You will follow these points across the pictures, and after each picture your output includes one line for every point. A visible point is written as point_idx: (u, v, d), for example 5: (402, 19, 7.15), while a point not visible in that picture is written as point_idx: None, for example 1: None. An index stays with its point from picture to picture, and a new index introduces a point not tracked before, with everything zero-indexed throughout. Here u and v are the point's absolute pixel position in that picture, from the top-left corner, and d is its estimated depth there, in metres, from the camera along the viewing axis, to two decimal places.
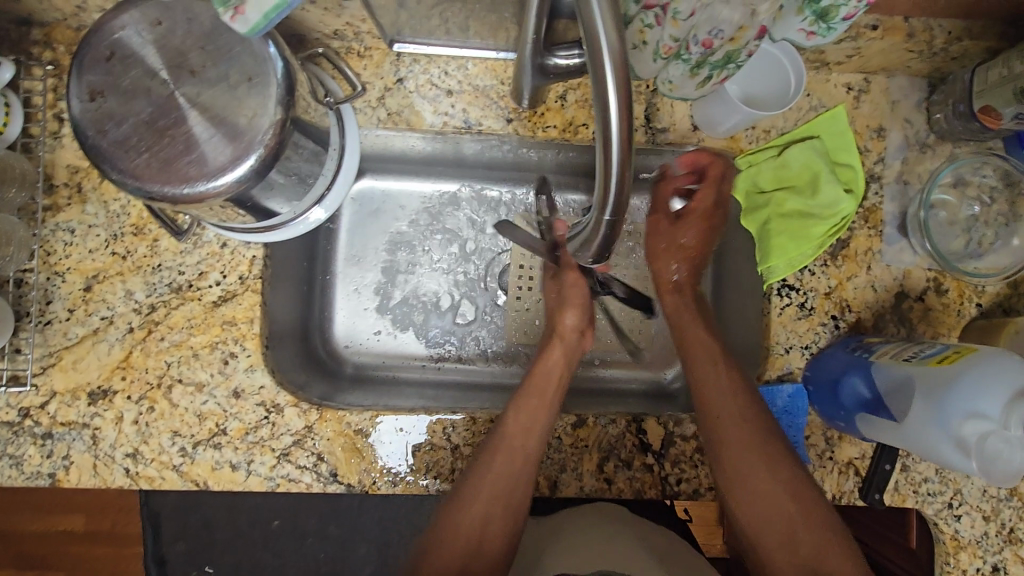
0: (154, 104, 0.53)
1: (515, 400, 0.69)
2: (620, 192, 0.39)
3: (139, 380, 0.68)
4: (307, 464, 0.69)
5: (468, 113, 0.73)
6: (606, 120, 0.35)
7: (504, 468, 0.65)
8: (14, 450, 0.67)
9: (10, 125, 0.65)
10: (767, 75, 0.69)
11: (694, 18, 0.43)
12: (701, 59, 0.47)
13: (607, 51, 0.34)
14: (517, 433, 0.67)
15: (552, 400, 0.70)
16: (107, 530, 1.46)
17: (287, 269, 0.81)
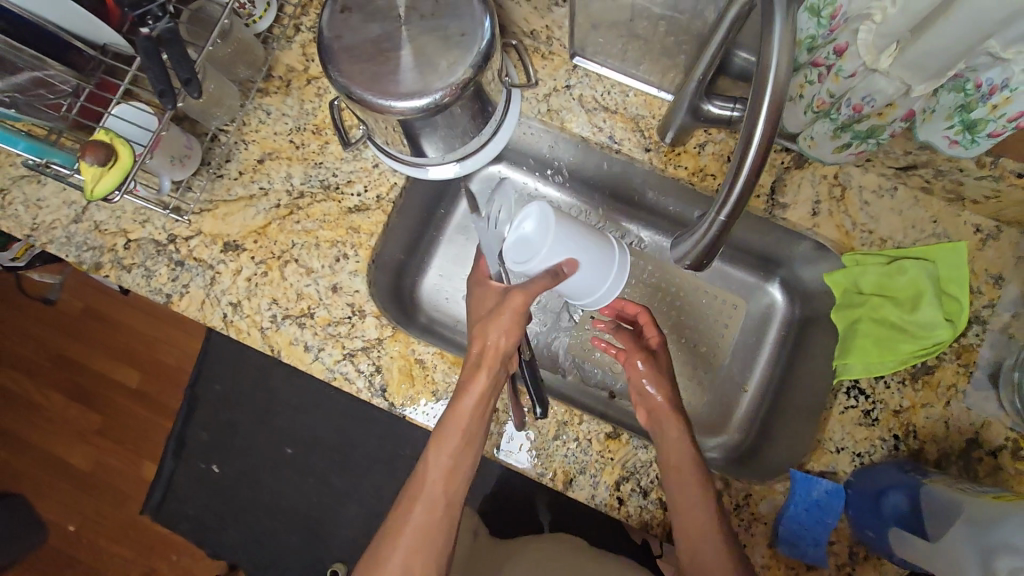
0: (384, 30, 0.65)
1: (434, 439, 0.69)
2: (740, 195, 0.47)
3: (266, 248, 0.79)
4: (364, 370, 0.76)
5: (615, 131, 0.81)
6: (753, 123, 0.44)
7: (422, 512, 0.68)
8: (150, 264, 0.78)
9: (264, 19, 0.81)
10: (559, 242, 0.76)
11: (854, 81, 0.60)
12: (846, 123, 0.65)
13: (772, 75, 0.43)
14: (435, 477, 0.69)
15: (473, 437, 0.69)
16: (150, 394, 1.67)
17: (414, 207, 0.91)
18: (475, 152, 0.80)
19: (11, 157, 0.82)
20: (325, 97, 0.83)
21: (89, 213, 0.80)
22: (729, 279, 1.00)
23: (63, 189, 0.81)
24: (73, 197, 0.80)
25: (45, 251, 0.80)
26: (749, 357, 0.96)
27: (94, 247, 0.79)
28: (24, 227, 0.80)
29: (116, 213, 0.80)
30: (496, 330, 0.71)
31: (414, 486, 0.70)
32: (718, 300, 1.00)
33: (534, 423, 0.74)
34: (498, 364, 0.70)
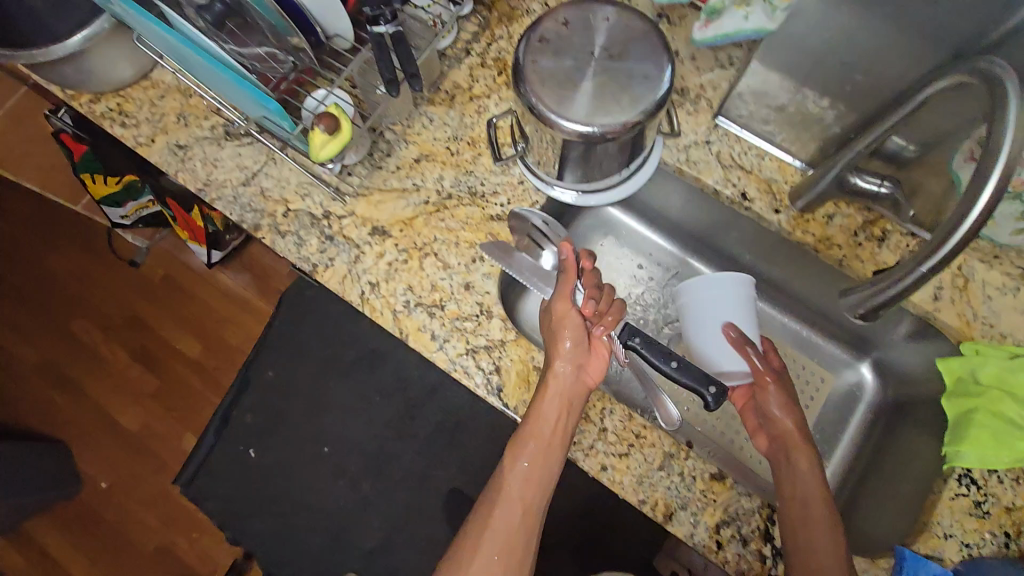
0: (576, 62, 0.72)
1: (512, 449, 0.74)
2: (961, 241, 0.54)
3: (410, 238, 0.84)
4: (484, 368, 0.79)
5: (748, 190, 0.84)
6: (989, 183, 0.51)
7: (500, 522, 0.70)
8: (303, 234, 0.85)
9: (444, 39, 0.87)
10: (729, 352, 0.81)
11: None
12: None
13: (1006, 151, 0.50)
14: (515, 486, 0.72)
15: (548, 452, 0.72)
16: (209, 369, 1.71)
17: None
18: (612, 185, 0.85)
19: (199, 119, 0.90)
20: (484, 114, 0.88)
21: (258, 179, 0.87)
22: (820, 353, 1.00)
23: (239, 155, 0.88)
24: (246, 163, 0.88)
25: (212, 206, 0.87)
26: (834, 435, 0.95)
27: (256, 210, 0.86)
28: (197, 182, 0.87)
29: (281, 183, 0.87)
30: (568, 354, 0.75)
31: (493, 492, 0.73)
32: (808, 372, 1.00)
33: (640, 449, 0.75)
34: (571, 376, 0.74)
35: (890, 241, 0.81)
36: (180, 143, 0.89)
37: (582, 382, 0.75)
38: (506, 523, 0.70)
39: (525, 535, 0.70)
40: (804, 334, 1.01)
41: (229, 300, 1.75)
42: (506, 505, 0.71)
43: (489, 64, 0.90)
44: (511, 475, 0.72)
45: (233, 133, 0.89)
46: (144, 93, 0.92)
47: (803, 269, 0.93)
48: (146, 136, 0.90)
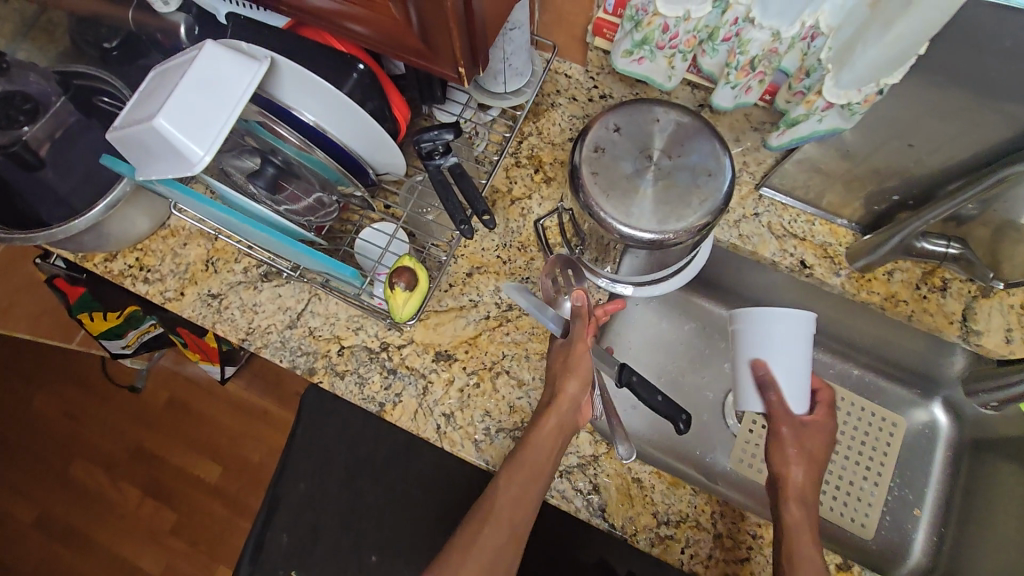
0: (635, 168, 0.70)
1: (505, 469, 0.68)
2: None
3: (477, 358, 0.80)
4: (582, 489, 0.74)
5: (805, 255, 0.85)
6: None
7: (491, 531, 0.66)
8: (363, 371, 0.80)
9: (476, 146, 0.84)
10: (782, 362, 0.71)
11: None
12: None
13: None
14: (505, 505, 0.67)
15: (542, 475, 0.69)
16: (232, 492, 1.62)
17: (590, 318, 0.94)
18: (665, 278, 0.85)
19: (229, 263, 0.85)
20: (528, 217, 0.86)
21: (304, 319, 0.82)
22: (886, 397, 1.01)
23: (278, 295, 0.84)
24: (288, 303, 0.83)
25: (260, 354, 0.81)
26: (918, 479, 0.96)
27: (308, 353, 0.81)
28: (239, 331, 0.82)
29: (329, 320, 0.82)
30: (575, 388, 0.71)
31: (485, 502, 0.68)
32: (874, 419, 1.00)
33: (760, 550, 0.72)
34: (567, 414, 0.71)
35: (951, 289, 0.82)
36: (212, 292, 0.84)
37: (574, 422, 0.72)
38: (487, 551, 0.65)
39: (515, 546, 0.67)
40: (869, 379, 1.02)
41: (246, 412, 1.67)
42: (494, 528, 0.66)
43: (523, 164, 0.88)
44: (503, 494, 0.67)
45: (269, 274, 0.84)
46: (163, 243, 0.87)
47: (863, 318, 0.93)
48: (174, 289, 0.84)
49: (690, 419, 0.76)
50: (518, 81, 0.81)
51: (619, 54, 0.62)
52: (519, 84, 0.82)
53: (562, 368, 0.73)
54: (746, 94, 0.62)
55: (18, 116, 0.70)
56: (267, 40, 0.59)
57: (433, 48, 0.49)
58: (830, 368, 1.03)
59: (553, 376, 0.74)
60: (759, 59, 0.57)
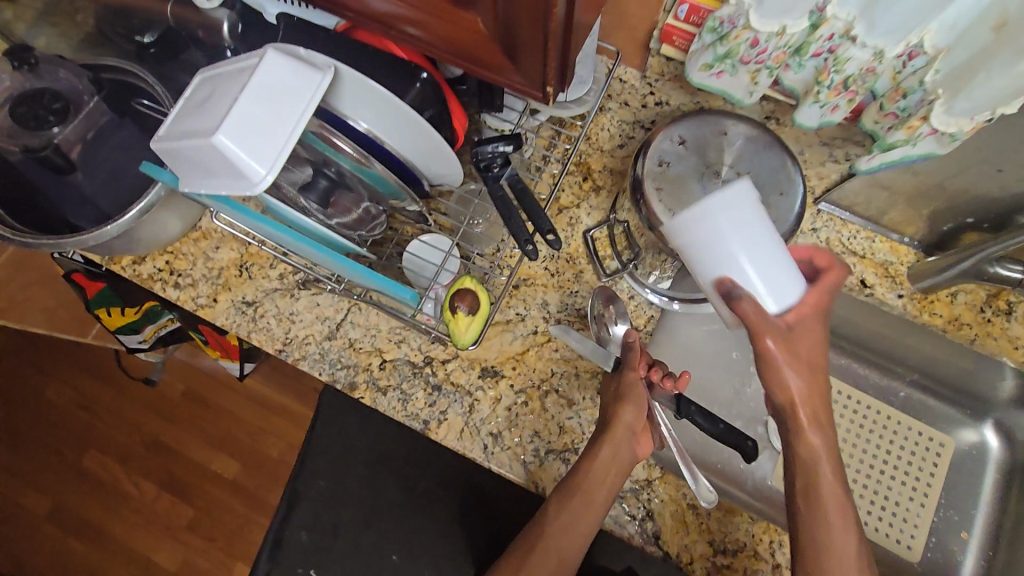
0: (704, 186, 0.66)
1: (557, 495, 0.67)
2: None
3: (525, 375, 0.77)
4: (635, 515, 0.72)
5: (865, 273, 0.82)
6: None
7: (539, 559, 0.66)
8: (407, 386, 0.77)
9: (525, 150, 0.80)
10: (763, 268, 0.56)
11: None
12: None
13: None
14: (558, 533, 0.65)
15: (596, 504, 0.66)
16: (249, 488, 1.60)
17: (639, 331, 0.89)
18: None
19: (264, 269, 0.82)
20: (578, 227, 0.83)
21: (344, 330, 0.79)
22: (935, 416, 1.00)
23: (317, 304, 0.80)
24: (327, 312, 0.80)
25: (297, 367, 0.78)
26: (964, 500, 0.95)
27: (348, 366, 0.78)
28: (276, 342, 0.79)
29: (371, 332, 0.79)
30: (631, 415, 0.68)
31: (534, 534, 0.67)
32: (923, 439, 0.98)
33: None
34: (622, 441, 0.68)
35: (1015, 313, 0.80)
36: (247, 299, 0.81)
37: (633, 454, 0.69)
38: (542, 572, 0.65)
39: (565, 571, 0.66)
40: (917, 397, 1.00)
41: (261, 407, 1.65)
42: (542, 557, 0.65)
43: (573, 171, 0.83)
44: (555, 523, 0.66)
45: (307, 282, 0.80)
46: (194, 246, 0.83)
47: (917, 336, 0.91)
48: (206, 295, 0.81)
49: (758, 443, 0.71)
50: (581, 89, 0.76)
51: (698, 67, 0.58)
52: (581, 91, 0.77)
53: (616, 396, 0.70)
54: (832, 114, 0.58)
55: (48, 116, 0.64)
56: (325, 44, 0.54)
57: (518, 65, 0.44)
58: (877, 384, 1.02)
59: (606, 404, 0.71)
60: (853, 77, 0.54)
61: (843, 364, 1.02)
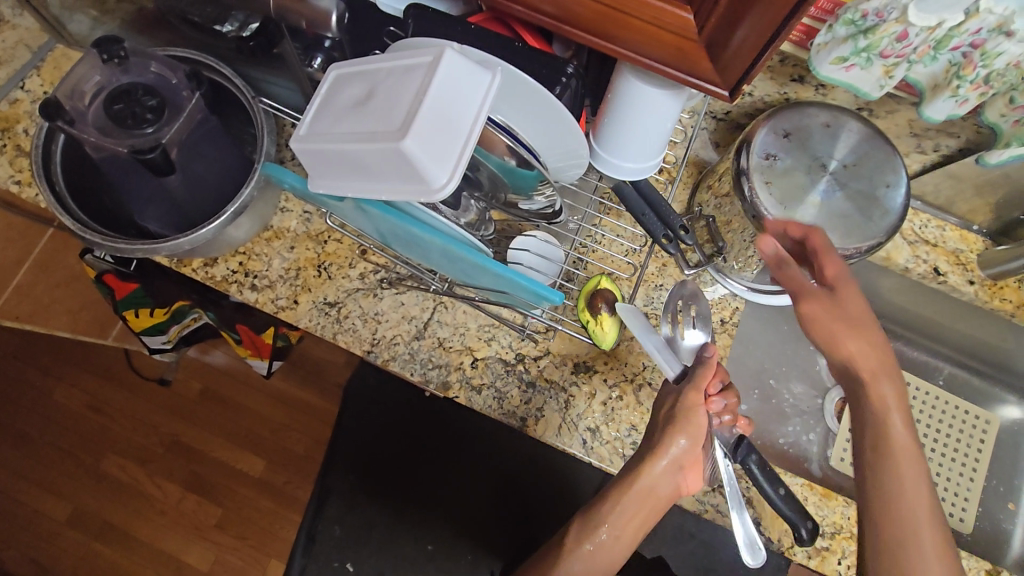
0: (812, 178, 0.67)
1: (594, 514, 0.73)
2: None
3: (618, 369, 0.77)
4: (736, 503, 0.73)
5: (938, 261, 0.84)
6: None
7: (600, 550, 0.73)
8: (501, 385, 0.76)
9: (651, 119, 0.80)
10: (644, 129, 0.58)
11: None
12: None
13: None
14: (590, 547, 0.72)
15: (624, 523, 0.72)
16: (279, 487, 1.57)
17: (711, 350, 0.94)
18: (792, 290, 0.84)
19: (344, 268, 0.79)
20: None
21: (432, 329, 0.77)
22: (980, 395, 1.04)
23: (401, 303, 0.78)
24: (412, 312, 0.78)
25: (387, 368, 0.76)
26: (1012, 475, 1.00)
27: (440, 366, 0.76)
28: (363, 343, 0.77)
29: (459, 330, 0.78)
30: (676, 450, 0.67)
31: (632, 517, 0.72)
32: (969, 417, 1.02)
33: None
34: (666, 477, 0.68)
35: None
36: (329, 300, 0.78)
37: (677, 486, 0.69)
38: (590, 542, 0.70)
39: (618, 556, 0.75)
40: (965, 378, 1.05)
41: (287, 403, 1.61)
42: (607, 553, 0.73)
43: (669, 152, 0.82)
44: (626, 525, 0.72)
45: (391, 281, 0.78)
46: (267, 246, 0.80)
47: (973, 320, 0.95)
48: (286, 297, 0.78)
49: (817, 526, 0.69)
50: None
51: (830, 60, 0.57)
52: None
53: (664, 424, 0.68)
54: (961, 107, 0.58)
55: (145, 113, 0.60)
56: (461, 38, 0.53)
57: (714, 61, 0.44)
58: (929, 366, 1.06)
59: (654, 429, 0.70)
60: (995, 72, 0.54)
61: (895, 348, 1.06)
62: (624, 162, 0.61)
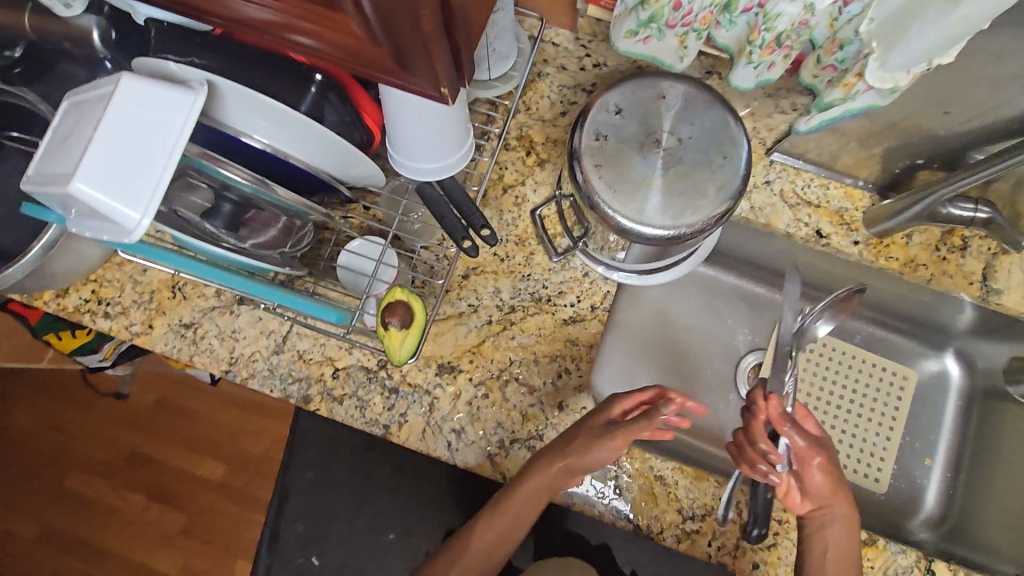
0: (645, 155, 0.63)
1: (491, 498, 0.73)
2: None
3: (483, 367, 0.75)
4: (605, 493, 0.72)
5: (821, 223, 0.80)
6: None
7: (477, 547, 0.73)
8: (363, 393, 0.74)
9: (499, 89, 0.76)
10: (421, 131, 0.54)
11: None
12: None
13: None
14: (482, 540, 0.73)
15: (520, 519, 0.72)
16: (238, 487, 1.60)
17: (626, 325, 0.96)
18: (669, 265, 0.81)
19: (198, 287, 0.77)
20: (523, 206, 0.79)
21: (291, 342, 0.76)
22: (898, 350, 1.01)
23: (259, 318, 0.76)
24: (270, 326, 0.76)
25: (248, 386, 0.75)
26: (929, 430, 0.97)
27: (300, 379, 0.75)
28: (222, 363, 0.75)
29: (318, 341, 0.76)
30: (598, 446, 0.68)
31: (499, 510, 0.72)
32: (886, 373, 1.00)
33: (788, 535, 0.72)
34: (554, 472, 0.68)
35: (970, 246, 0.79)
36: (184, 321, 0.76)
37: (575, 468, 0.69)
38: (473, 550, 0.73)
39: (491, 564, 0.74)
40: (885, 335, 1.01)
41: (238, 405, 1.62)
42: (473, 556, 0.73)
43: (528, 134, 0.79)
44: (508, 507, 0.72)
45: (246, 296, 0.76)
46: (119, 271, 0.78)
47: (878, 277, 0.90)
48: (141, 323, 0.76)
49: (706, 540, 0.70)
50: (504, 66, 0.74)
51: (623, 34, 0.55)
52: (505, 68, 0.75)
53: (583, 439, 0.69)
54: (768, 73, 0.56)
55: None
56: (204, 49, 0.49)
57: (403, 66, 0.39)
58: (845, 325, 1.02)
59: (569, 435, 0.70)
60: (787, 33, 0.52)
61: (810, 309, 1.02)
62: (421, 163, 0.57)
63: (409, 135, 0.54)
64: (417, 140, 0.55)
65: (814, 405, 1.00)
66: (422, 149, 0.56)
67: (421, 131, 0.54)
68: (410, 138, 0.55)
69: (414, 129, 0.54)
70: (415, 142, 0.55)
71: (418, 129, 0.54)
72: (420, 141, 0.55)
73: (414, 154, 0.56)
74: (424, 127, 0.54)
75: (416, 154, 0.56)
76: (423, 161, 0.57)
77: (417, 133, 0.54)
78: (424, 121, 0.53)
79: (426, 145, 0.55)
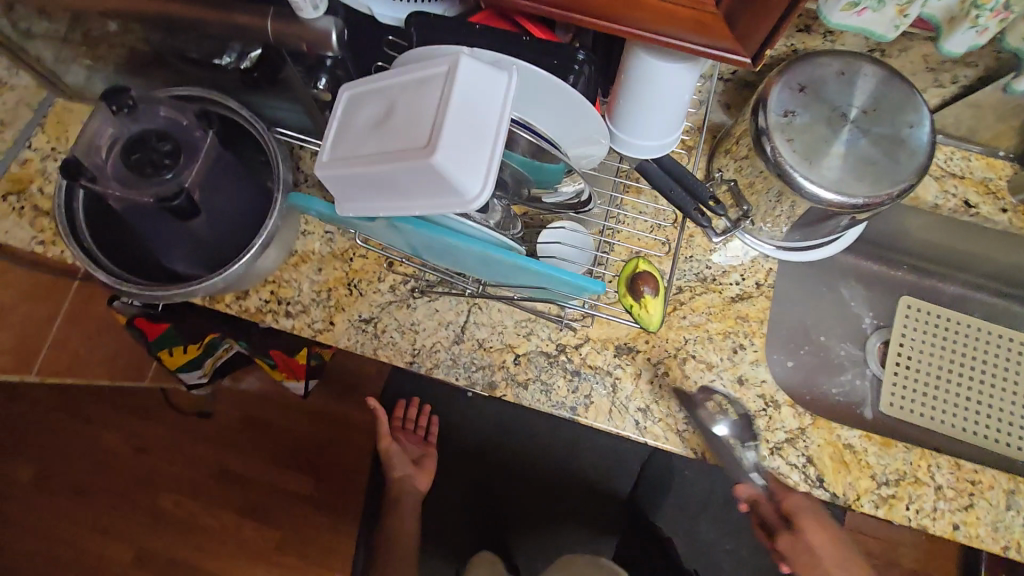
0: (834, 129, 0.66)
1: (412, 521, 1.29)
2: None
3: (660, 346, 0.77)
4: (796, 463, 0.73)
5: (967, 193, 0.83)
6: None
7: None
8: (547, 377, 0.76)
9: None
10: (654, 108, 0.57)
11: None
12: None
13: None
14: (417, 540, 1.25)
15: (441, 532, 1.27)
16: (329, 503, 1.59)
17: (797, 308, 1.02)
18: (818, 245, 0.82)
19: (374, 283, 0.79)
20: None
21: (470, 332, 0.78)
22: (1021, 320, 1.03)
23: (435, 310, 0.78)
24: (448, 317, 0.78)
25: (432, 376, 0.77)
26: None
27: (483, 367, 0.76)
28: (405, 355, 0.77)
29: (497, 329, 0.78)
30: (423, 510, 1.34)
31: None
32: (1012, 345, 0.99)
33: (982, 496, 0.73)
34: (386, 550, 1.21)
35: None
36: (364, 316, 0.78)
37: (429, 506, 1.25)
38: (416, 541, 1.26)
39: None
40: (1005, 306, 1.03)
41: (323, 420, 1.62)
42: None
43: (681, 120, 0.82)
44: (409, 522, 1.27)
45: (423, 289, 0.79)
46: (295, 271, 0.80)
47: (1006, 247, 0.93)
48: (322, 320, 0.78)
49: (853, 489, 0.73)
50: None
51: (841, 7, 0.56)
52: None
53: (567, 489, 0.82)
54: (981, 37, 0.58)
55: (162, 160, 0.59)
56: (472, 39, 0.53)
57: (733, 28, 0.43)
58: (965, 298, 1.04)
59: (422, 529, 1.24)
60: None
61: (930, 285, 1.05)
62: (645, 142, 0.60)
63: (642, 114, 0.57)
64: (648, 119, 0.58)
65: (949, 378, 0.97)
66: (649, 128, 0.59)
67: (656, 108, 0.57)
68: (644, 116, 0.57)
69: (648, 107, 0.57)
70: (645, 121, 0.58)
71: (651, 106, 0.57)
72: (652, 119, 0.58)
73: (640, 132, 0.59)
74: (660, 104, 0.56)
75: (642, 134, 0.59)
76: (647, 140, 0.60)
77: (651, 111, 0.57)
78: (660, 98, 0.56)
79: (654, 121, 0.58)
